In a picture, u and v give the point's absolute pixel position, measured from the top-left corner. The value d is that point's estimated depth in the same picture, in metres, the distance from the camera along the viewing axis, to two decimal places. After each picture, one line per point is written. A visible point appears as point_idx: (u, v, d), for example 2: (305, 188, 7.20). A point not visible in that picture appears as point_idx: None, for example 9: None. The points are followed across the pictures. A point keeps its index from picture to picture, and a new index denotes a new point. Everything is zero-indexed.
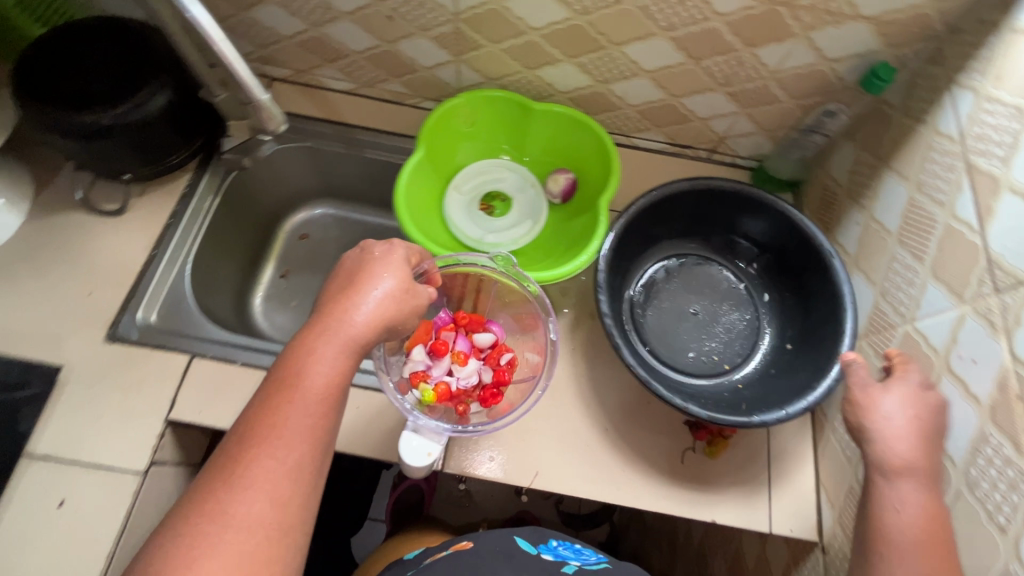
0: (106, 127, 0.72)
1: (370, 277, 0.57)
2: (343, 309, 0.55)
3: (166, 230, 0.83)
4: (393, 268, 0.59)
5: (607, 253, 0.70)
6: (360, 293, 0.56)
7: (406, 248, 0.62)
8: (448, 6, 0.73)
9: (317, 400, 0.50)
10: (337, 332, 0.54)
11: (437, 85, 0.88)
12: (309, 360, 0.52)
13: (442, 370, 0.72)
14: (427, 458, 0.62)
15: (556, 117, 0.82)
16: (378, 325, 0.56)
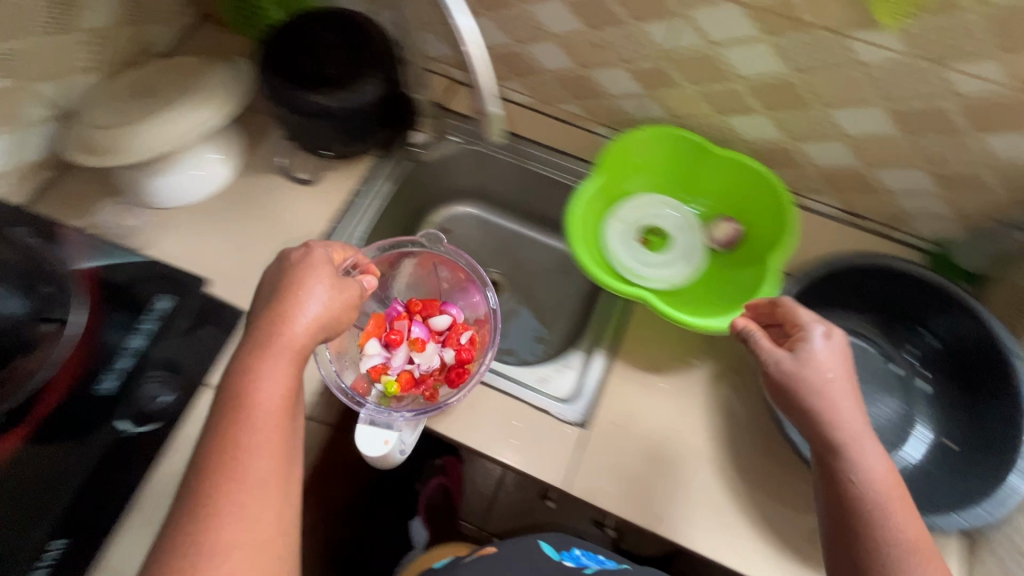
0: (331, 110, 0.80)
1: (296, 286, 0.61)
2: (278, 315, 0.59)
3: (348, 206, 0.91)
4: (317, 273, 0.63)
5: None
6: (296, 301, 0.60)
7: (325, 250, 0.66)
8: (660, 45, 0.74)
9: (269, 412, 0.54)
10: (276, 340, 0.57)
11: (616, 113, 0.90)
12: (259, 366, 0.55)
13: (402, 358, 0.85)
14: (384, 445, 0.70)
15: (735, 166, 0.81)
16: (313, 330, 0.60)
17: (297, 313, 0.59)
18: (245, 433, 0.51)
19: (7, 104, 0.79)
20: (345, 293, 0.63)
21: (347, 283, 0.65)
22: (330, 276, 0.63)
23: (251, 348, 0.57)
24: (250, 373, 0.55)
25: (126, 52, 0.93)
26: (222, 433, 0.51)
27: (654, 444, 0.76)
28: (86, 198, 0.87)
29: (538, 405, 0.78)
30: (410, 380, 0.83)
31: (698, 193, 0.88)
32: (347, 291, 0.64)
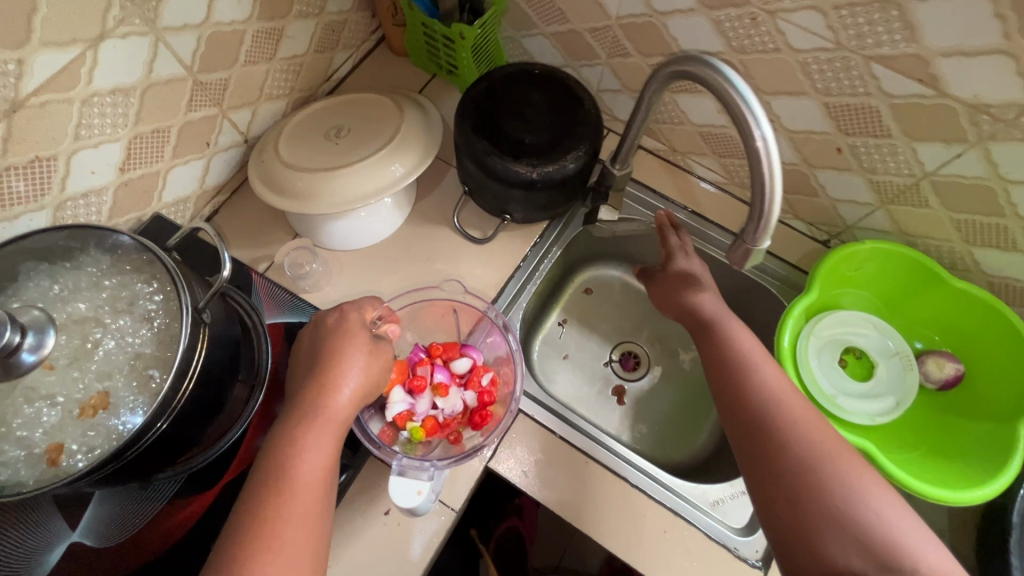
0: (531, 180, 0.75)
1: (336, 357, 0.58)
2: (312, 380, 0.57)
3: (517, 272, 0.86)
4: (347, 331, 0.61)
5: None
6: (340, 366, 0.58)
7: (360, 312, 0.64)
8: (927, 165, 0.65)
9: (310, 486, 0.51)
10: (323, 413, 0.55)
11: (827, 214, 0.81)
12: (302, 442, 0.53)
13: (427, 403, 0.73)
14: (418, 496, 0.63)
15: (972, 305, 0.71)
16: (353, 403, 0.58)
17: (332, 381, 0.57)
18: (285, 506, 0.49)
19: (206, 132, 0.77)
20: (361, 343, 0.61)
21: (381, 345, 0.62)
22: (362, 337, 0.61)
23: (292, 425, 0.54)
24: (285, 447, 0.53)
25: (310, 79, 0.90)
26: (263, 511, 0.49)
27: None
28: (257, 229, 0.84)
29: (715, 537, 0.71)
30: (434, 427, 0.72)
31: (911, 320, 0.79)
32: (359, 340, 0.61)
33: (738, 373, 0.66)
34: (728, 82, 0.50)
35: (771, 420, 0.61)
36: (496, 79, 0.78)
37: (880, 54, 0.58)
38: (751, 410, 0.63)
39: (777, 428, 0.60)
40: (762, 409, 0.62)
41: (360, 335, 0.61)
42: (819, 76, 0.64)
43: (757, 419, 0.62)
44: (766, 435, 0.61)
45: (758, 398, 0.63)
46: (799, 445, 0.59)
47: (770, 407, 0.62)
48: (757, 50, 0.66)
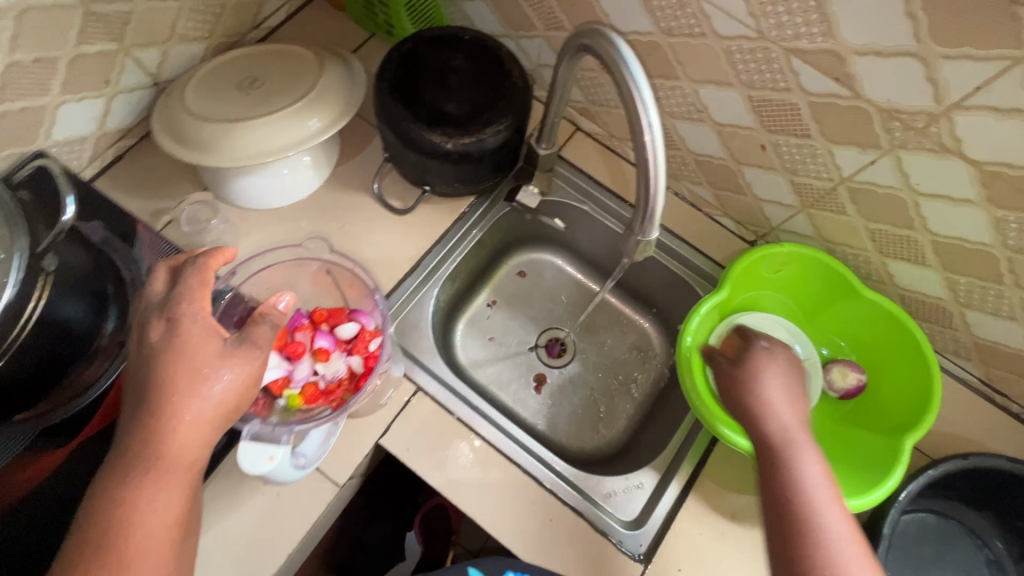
0: (447, 150, 0.71)
1: (172, 385, 0.47)
2: (154, 411, 0.46)
3: (435, 247, 0.83)
4: (193, 342, 0.48)
5: (899, 512, 0.64)
6: (184, 389, 0.47)
7: (195, 316, 0.49)
8: (843, 170, 0.63)
9: (152, 547, 0.44)
10: (159, 458, 0.46)
11: (752, 214, 0.79)
12: (141, 497, 0.44)
13: (308, 368, 0.67)
14: (268, 462, 0.59)
15: (875, 313, 0.71)
16: (198, 436, 0.47)
17: (174, 412, 0.46)
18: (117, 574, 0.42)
19: (104, 69, 0.72)
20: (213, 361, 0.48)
21: (243, 349, 0.50)
22: (211, 353, 0.48)
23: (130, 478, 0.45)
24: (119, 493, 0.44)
25: (235, 24, 0.84)
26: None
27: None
28: (162, 179, 0.80)
29: (600, 528, 0.71)
30: (317, 393, 0.67)
31: (821, 326, 0.79)
32: (210, 357, 0.48)
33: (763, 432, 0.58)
34: (622, 60, 0.47)
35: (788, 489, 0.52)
36: (422, 41, 0.74)
37: (798, 48, 0.55)
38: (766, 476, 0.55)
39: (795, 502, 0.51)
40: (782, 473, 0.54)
41: (207, 349, 0.48)
42: (742, 67, 0.61)
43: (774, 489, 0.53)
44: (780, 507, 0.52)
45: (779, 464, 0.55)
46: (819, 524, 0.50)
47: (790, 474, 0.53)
48: (684, 34, 0.63)
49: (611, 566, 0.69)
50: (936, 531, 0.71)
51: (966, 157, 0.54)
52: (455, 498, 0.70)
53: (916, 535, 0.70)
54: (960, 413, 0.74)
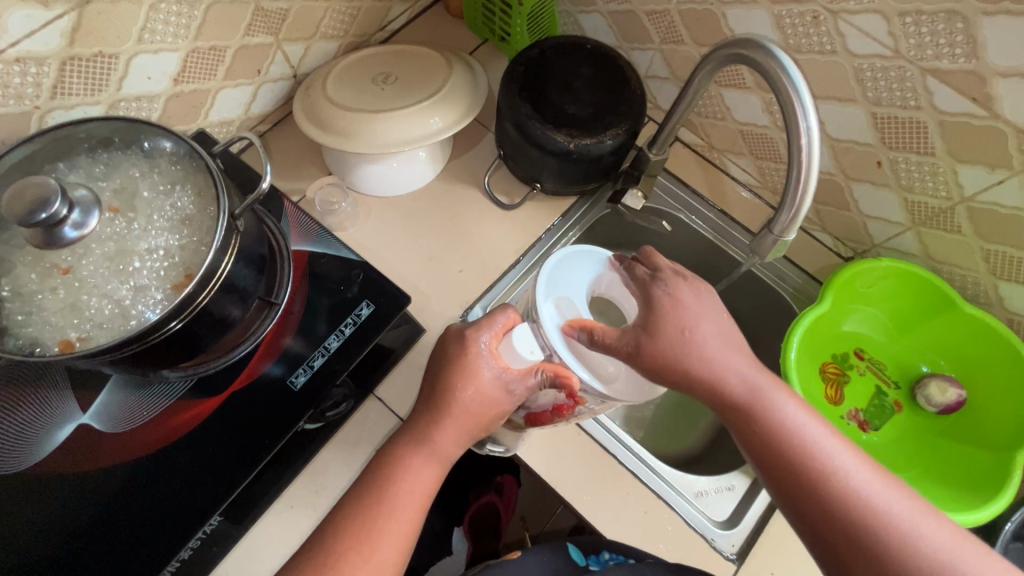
0: (568, 150, 0.75)
1: (472, 376, 0.56)
2: (437, 406, 0.56)
3: (538, 242, 0.86)
4: (477, 383, 0.56)
5: (1016, 529, 0.64)
6: (487, 383, 0.56)
7: (495, 322, 0.58)
8: (965, 189, 0.65)
9: (415, 487, 0.55)
10: (459, 417, 0.56)
11: (855, 231, 0.80)
12: (431, 442, 0.56)
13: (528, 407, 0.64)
14: (529, 357, 0.55)
15: (982, 331, 0.72)
16: (460, 435, 0.57)
17: (450, 415, 0.56)
18: (374, 522, 0.53)
19: (259, 59, 0.78)
20: (491, 406, 0.57)
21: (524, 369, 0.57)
22: (500, 362, 0.57)
23: (381, 522, 0.54)
24: (393, 464, 0.56)
25: (365, 26, 0.90)
26: (364, 492, 0.55)
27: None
28: (292, 163, 0.86)
29: (694, 524, 0.72)
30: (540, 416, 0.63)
31: (919, 340, 0.79)
32: (495, 397, 0.56)
33: (767, 424, 0.53)
34: (781, 68, 0.51)
35: (887, 536, 0.48)
36: (545, 49, 0.79)
37: (937, 67, 0.58)
38: (847, 526, 0.49)
39: (908, 549, 0.47)
40: (830, 490, 0.50)
41: (496, 387, 0.56)
42: (871, 84, 0.64)
43: (845, 520, 0.49)
44: (879, 563, 0.47)
45: (860, 504, 0.49)
46: (935, 554, 0.47)
47: (871, 511, 0.49)
48: (813, 51, 0.66)
49: (704, 563, 0.70)
50: None
51: None
52: (554, 482, 0.73)
53: None
54: None
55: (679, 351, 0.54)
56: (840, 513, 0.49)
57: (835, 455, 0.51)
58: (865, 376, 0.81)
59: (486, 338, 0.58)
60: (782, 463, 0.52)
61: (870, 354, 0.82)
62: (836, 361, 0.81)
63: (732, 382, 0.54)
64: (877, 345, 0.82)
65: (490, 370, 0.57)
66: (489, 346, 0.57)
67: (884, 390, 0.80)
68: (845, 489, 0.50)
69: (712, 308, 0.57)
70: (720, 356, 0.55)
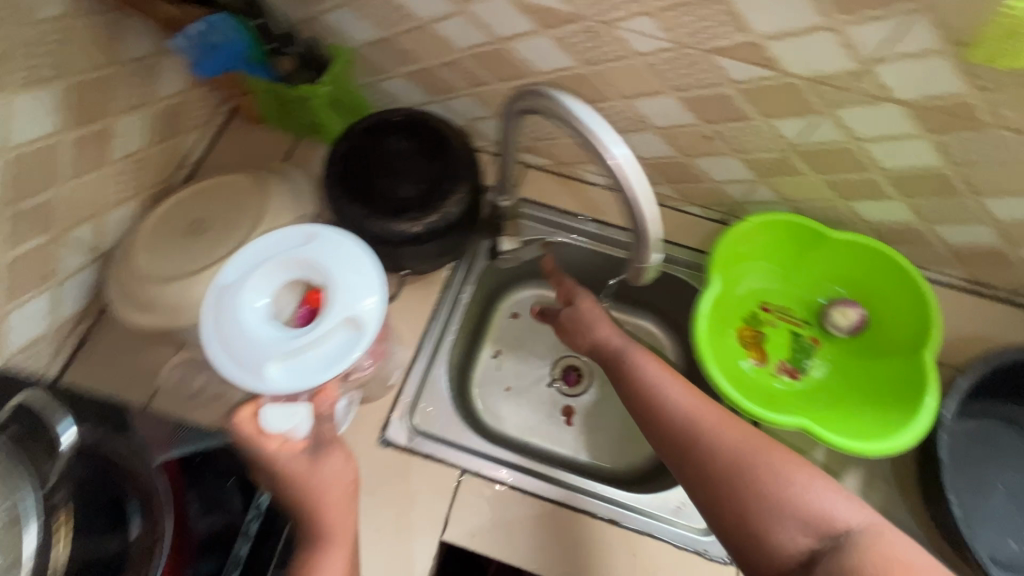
0: (416, 234, 0.71)
1: (304, 463, 0.50)
2: (303, 493, 0.49)
3: (431, 324, 0.82)
4: (317, 474, 0.49)
5: (953, 413, 0.67)
6: (324, 457, 0.51)
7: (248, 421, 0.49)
8: (789, 138, 0.67)
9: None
10: (329, 486, 0.50)
11: (716, 196, 0.82)
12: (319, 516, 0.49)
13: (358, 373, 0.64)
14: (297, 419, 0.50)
15: (855, 246, 0.75)
16: (344, 505, 0.51)
17: (312, 485, 0.49)
18: None
19: (43, 263, 0.68)
20: (342, 474, 0.51)
21: (322, 445, 0.51)
22: (299, 448, 0.50)
23: None
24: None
25: (158, 172, 0.81)
26: None
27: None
28: (132, 350, 0.76)
29: (682, 544, 0.71)
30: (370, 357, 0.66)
31: (811, 274, 0.82)
32: (339, 466, 0.51)
33: (619, 365, 0.66)
34: (569, 103, 0.49)
35: (697, 431, 0.57)
36: (354, 137, 0.74)
37: (716, 46, 0.58)
38: (676, 435, 0.58)
39: (703, 443, 0.57)
40: (661, 406, 0.61)
41: (334, 459, 0.51)
42: (669, 74, 0.64)
43: (671, 429, 0.59)
44: (695, 458, 0.56)
45: (681, 415, 0.59)
46: (733, 451, 0.55)
47: (693, 419, 0.59)
48: (605, 60, 0.65)
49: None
50: (983, 434, 0.75)
51: (897, 100, 0.58)
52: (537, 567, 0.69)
53: (965, 442, 0.74)
54: (955, 318, 0.80)
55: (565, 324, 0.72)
56: (667, 424, 0.59)
57: (664, 380, 0.63)
58: (778, 327, 0.82)
59: (264, 447, 0.49)
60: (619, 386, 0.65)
61: (776, 305, 0.83)
62: (748, 325, 0.82)
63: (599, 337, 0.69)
64: (777, 293, 0.84)
65: (305, 455, 0.50)
66: (271, 440, 0.49)
67: (798, 333, 0.82)
68: (673, 406, 0.60)
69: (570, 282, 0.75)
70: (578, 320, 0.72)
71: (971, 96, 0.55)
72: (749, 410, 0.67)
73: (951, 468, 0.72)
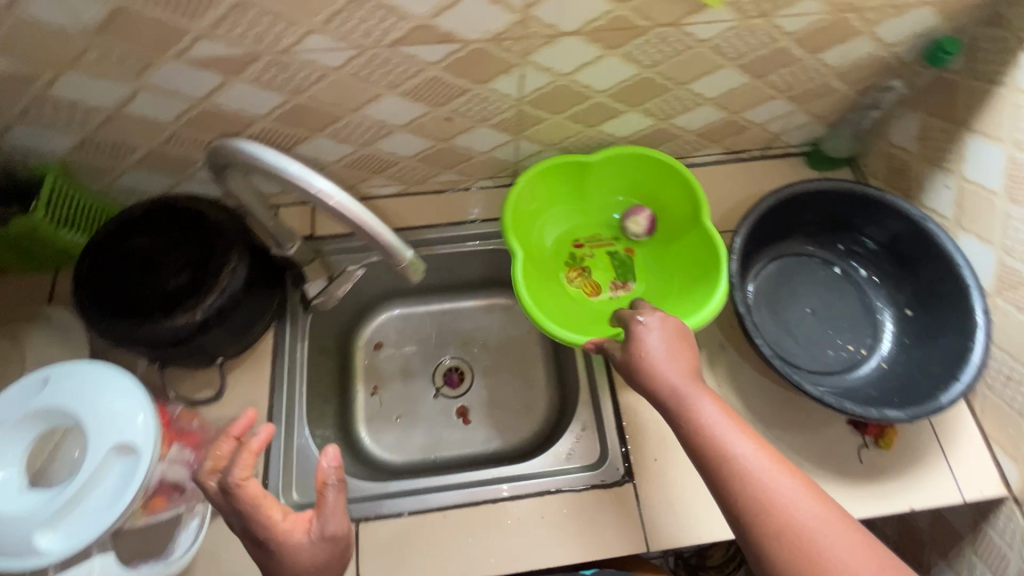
0: (201, 321, 0.66)
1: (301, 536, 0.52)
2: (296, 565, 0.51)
3: (274, 398, 0.78)
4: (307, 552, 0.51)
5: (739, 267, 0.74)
6: (321, 523, 0.52)
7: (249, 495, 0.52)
8: (512, 94, 0.71)
9: None
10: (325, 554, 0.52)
11: (494, 164, 0.86)
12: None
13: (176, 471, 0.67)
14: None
15: (618, 159, 0.82)
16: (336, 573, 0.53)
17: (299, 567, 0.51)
18: None
19: None
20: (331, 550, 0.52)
21: (322, 516, 0.52)
22: (301, 519, 0.53)
23: None
24: None
25: None
26: None
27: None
28: None
29: (581, 486, 0.74)
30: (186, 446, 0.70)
31: (601, 199, 0.88)
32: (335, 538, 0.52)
33: (692, 430, 0.56)
34: (256, 154, 0.50)
35: (765, 513, 0.51)
36: (96, 251, 0.68)
37: (395, 39, 0.60)
38: (746, 517, 0.51)
39: (780, 530, 0.50)
40: (727, 480, 0.53)
41: (329, 533, 0.52)
42: (374, 77, 0.65)
43: (740, 512, 0.52)
44: (760, 543, 0.51)
45: (750, 498, 0.51)
46: (802, 538, 0.49)
47: (767, 500, 0.51)
48: (311, 84, 0.64)
49: (610, 509, 0.73)
50: (780, 275, 0.87)
51: (569, 33, 0.62)
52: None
53: (767, 287, 0.86)
54: (726, 188, 0.92)
55: (685, 393, 0.58)
56: (736, 500, 0.52)
57: (740, 448, 0.54)
58: (596, 255, 0.89)
59: (273, 519, 0.52)
60: (646, 390, 0.61)
61: (586, 238, 0.90)
62: (569, 266, 0.88)
63: (671, 393, 0.58)
64: (583, 227, 0.90)
65: (308, 539, 0.52)
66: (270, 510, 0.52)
67: (613, 253, 0.89)
68: (744, 479, 0.52)
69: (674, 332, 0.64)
70: (664, 358, 0.61)
71: (619, 10, 0.60)
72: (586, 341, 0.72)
73: (755, 309, 0.84)
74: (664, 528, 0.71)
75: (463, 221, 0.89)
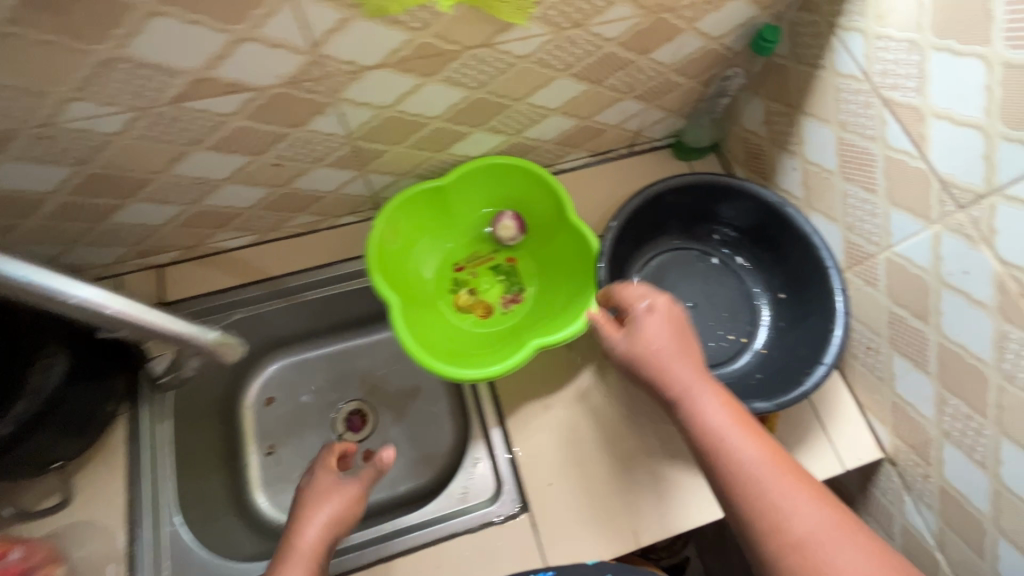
0: (12, 434, 0.58)
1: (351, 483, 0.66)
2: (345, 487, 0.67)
3: (132, 491, 0.71)
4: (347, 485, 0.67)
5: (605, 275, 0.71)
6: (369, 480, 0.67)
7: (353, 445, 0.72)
8: (338, 132, 0.66)
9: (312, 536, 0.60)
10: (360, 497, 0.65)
11: (349, 200, 0.81)
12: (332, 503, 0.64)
13: None
14: None
15: (474, 173, 0.79)
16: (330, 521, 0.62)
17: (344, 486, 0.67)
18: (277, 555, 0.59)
19: None
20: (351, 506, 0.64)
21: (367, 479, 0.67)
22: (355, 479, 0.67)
23: None
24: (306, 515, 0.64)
25: None
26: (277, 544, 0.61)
27: (605, 490, 0.73)
28: None
29: (476, 526, 0.72)
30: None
31: (470, 218, 0.85)
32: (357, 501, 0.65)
33: (693, 428, 0.56)
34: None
35: (765, 524, 0.50)
36: None
37: (173, 96, 0.54)
38: (750, 526, 0.51)
39: (784, 541, 0.49)
40: (731, 485, 0.52)
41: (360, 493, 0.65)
42: (169, 136, 0.58)
43: (744, 518, 0.51)
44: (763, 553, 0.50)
45: (752, 509, 0.50)
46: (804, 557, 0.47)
47: (768, 512, 0.50)
48: (96, 152, 0.58)
49: (507, 544, 0.71)
50: (657, 274, 0.87)
51: (373, 66, 0.58)
52: None
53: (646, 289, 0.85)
54: (597, 191, 0.90)
55: (686, 391, 0.57)
56: (739, 506, 0.51)
57: (749, 452, 0.53)
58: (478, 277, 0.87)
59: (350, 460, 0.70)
60: (652, 384, 0.59)
61: (464, 260, 0.87)
62: (452, 293, 0.85)
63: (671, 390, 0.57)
64: (459, 249, 0.87)
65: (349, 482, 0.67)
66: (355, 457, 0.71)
67: (494, 271, 0.87)
68: (747, 485, 0.51)
69: (676, 325, 0.61)
70: (670, 347, 0.59)
71: (419, 37, 0.56)
72: (474, 376, 0.69)
73: None
74: (563, 555, 0.70)
75: (329, 263, 0.84)
